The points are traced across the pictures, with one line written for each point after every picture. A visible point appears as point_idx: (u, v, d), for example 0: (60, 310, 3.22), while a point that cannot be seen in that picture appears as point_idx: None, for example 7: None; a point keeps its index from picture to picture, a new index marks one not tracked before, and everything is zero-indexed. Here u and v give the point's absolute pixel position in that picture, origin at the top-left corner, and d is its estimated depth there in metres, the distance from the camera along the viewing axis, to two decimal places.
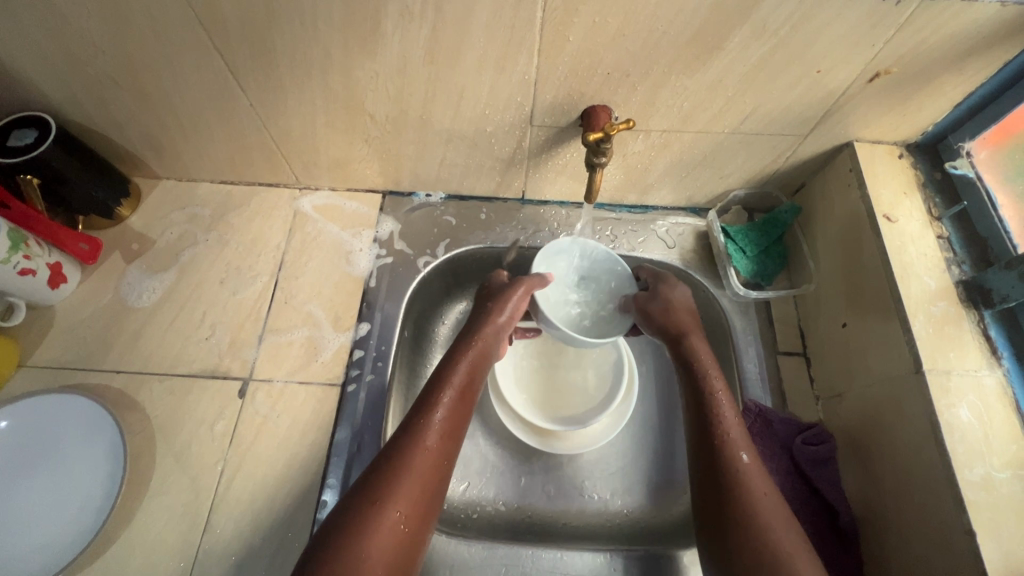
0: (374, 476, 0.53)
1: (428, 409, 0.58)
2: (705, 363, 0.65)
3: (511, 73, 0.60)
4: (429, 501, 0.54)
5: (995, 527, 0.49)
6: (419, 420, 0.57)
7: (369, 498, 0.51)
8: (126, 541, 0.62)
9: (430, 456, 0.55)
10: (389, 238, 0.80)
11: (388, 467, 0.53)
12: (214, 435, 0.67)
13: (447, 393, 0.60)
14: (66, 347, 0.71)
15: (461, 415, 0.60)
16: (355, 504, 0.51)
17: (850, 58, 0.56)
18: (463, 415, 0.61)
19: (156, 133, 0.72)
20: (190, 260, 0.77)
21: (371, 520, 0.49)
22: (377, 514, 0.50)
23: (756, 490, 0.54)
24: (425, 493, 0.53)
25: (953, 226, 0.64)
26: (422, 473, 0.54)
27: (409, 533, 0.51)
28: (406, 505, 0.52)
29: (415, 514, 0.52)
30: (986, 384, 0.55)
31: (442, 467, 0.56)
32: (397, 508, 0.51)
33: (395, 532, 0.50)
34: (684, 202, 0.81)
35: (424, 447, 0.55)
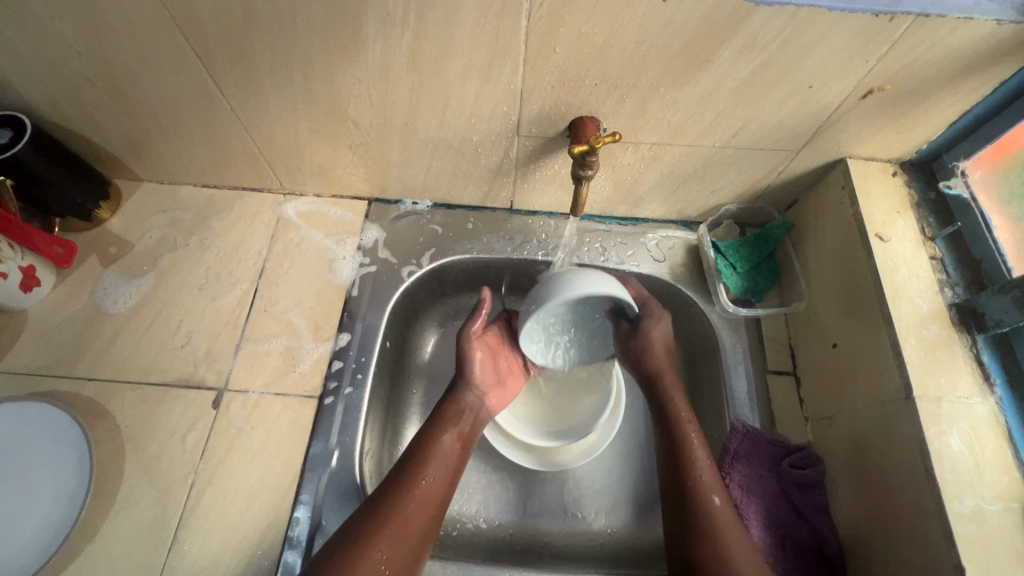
0: (361, 518, 0.53)
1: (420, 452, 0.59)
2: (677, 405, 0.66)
3: (497, 82, 0.58)
4: (418, 543, 0.53)
5: (985, 562, 0.47)
6: (414, 465, 0.58)
7: (355, 538, 0.51)
8: (89, 556, 0.59)
9: (421, 500, 0.55)
10: (373, 246, 0.79)
11: (377, 510, 0.54)
12: (186, 446, 0.65)
13: (442, 439, 0.61)
14: (38, 352, 0.69)
15: (453, 464, 0.61)
16: (342, 543, 0.51)
17: (843, 74, 0.55)
18: (458, 465, 0.61)
19: (136, 135, 0.70)
20: (168, 265, 0.76)
21: (353, 560, 0.50)
22: (359, 554, 0.50)
23: (725, 526, 0.56)
24: (411, 537, 0.53)
25: (947, 247, 0.63)
26: (409, 517, 0.54)
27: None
28: (388, 548, 0.51)
29: (398, 557, 0.52)
30: (978, 411, 0.54)
31: (432, 512, 0.56)
32: (380, 550, 0.51)
33: (374, 572, 0.50)
34: (675, 216, 0.80)
35: (413, 492, 0.56)
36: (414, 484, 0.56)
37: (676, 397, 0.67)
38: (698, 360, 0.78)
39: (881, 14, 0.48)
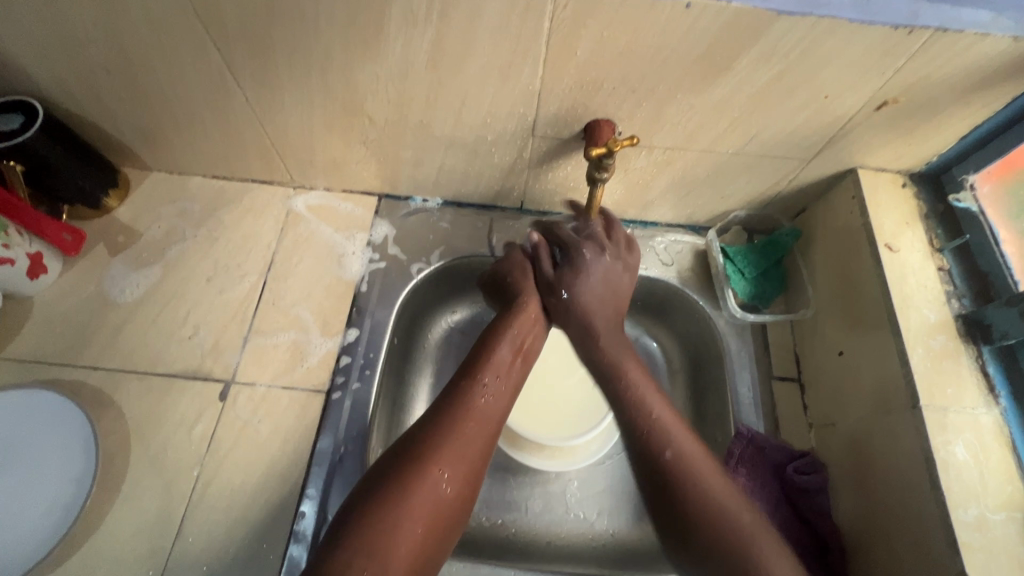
0: (418, 437, 0.53)
1: (473, 374, 0.59)
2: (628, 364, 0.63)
3: (516, 82, 0.58)
4: (478, 463, 0.54)
5: (988, 570, 0.48)
6: (471, 382, 0.58)
7: (412, 456, 0.52)
8: (92, 546, 0.59)
9: (479, 417, 0.56)
10: (383, 242, 0.79)
11: (434, 427, 0.54)
12: (193, 438, 0.65)
13: (499, 358, 0.61)
14: (43, 340, 0.69)
15: (509, 380, 0.61)
16: (399, 461, 0.51)
17: (859, 85, 0.55)
18: (516, 382, 0.62)
19: (148, 124, 0.70)
20: (177, 255, 0.75)
21: (414, 477, 0.50)
22: (420, 472, 0.50)
23: (700, 478, 0.53)
24: (471, 454, 0.54)
25: (954, 259, 0.64)
26: (467, 437, 0.54)
27: (454, 495, 0.51)
28: (450, 467, 0.52)
29: (459, 475, 0.52)
30: (983, 422, 0.54)
31: (487, 431, 0.56)
32: (442, 468, 0.51)
33: (437, 491, 0.50)
34: (684, 220, 0.80)
35: (472, 407, 0.56)
36: (472, 401, 0.57)
37: (597, 313, 0.66)
38: (704, 364, 0.78)
39: (901, 27, 0.49)
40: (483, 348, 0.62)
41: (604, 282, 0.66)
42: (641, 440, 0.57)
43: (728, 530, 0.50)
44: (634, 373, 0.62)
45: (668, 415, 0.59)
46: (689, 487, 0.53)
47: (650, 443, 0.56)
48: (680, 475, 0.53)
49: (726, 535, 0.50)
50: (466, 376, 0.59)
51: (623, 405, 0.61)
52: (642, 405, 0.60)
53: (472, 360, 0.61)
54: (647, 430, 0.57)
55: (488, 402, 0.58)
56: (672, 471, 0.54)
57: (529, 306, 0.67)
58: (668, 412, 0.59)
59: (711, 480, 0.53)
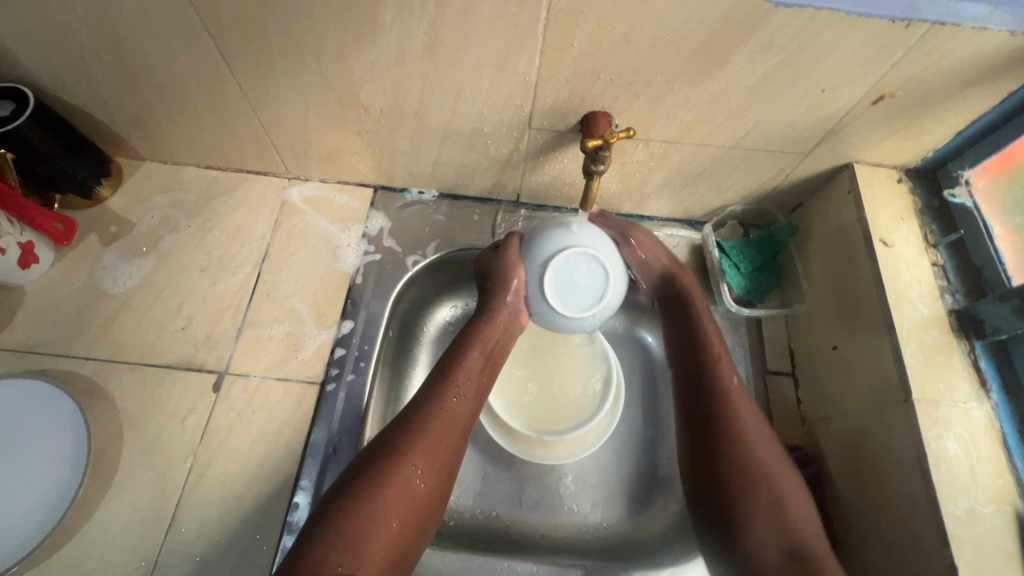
0: (392, 434, 0.56)
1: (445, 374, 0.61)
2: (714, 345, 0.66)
3: (512, 73, 0.58)
4: (449, 459, 0.58)
5: (976, 562, 0.49)
6: (444, 382, 0.61)
7: (386, 453, 0.54)
8: (84, 536, 0.59)
9: (449, 417, 0.59)
10: (378, 234, 0.78)
11: (407, 425, 0.57)
12: (186, 429, 0.65)
13: (470, 359, 0.63)
14: (34, 330, 0.68)
15: (480, 378, 0.63)
16: (374, 459, 0.54)
17: (855, 79, 0.55)
18: (485, 380, 0.64)
19: (141, 112, 0.69)
20: (170, 246, 0.75)
21: (388, 473, 0.53)
22: (393, 470, 0.53)
23: (754, 438, 0.61)
24: (442, 451, 0.57)
25: (949, 254, 0.64)
26: (439, 435, 0.57)
27: (426, 489, 0.55)
28: (422, 465, 0.55)
29: (430, 470, 0.56)
30: (974, 416, 0.55)
31: (458, 429, 0.59)
32: (415, 464, 0.55)
33: (410, 487, 0.54)
34: (680, 215, 0.80)
35: (444, 406, 0.59)
36: (442, 401, 0.59)
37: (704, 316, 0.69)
38: None
39: (898, 20, 0.49)
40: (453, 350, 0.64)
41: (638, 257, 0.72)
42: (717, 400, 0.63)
43: (764, 480, 0.59)
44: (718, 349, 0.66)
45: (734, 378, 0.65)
46: (738, 445, 0.60)
47: (716, 402, 0.63)
48: (731, 430, 0.61)
49: (790, 524, 0.57)
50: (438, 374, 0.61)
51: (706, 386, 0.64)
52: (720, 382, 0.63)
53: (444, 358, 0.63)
54: (717, 390, 0.63)
55: (459, 400, 0.60)
56: (734, 432, 0.61)
57: (500, 311, 0.65)
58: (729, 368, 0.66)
59: (759, 444, 0.60)
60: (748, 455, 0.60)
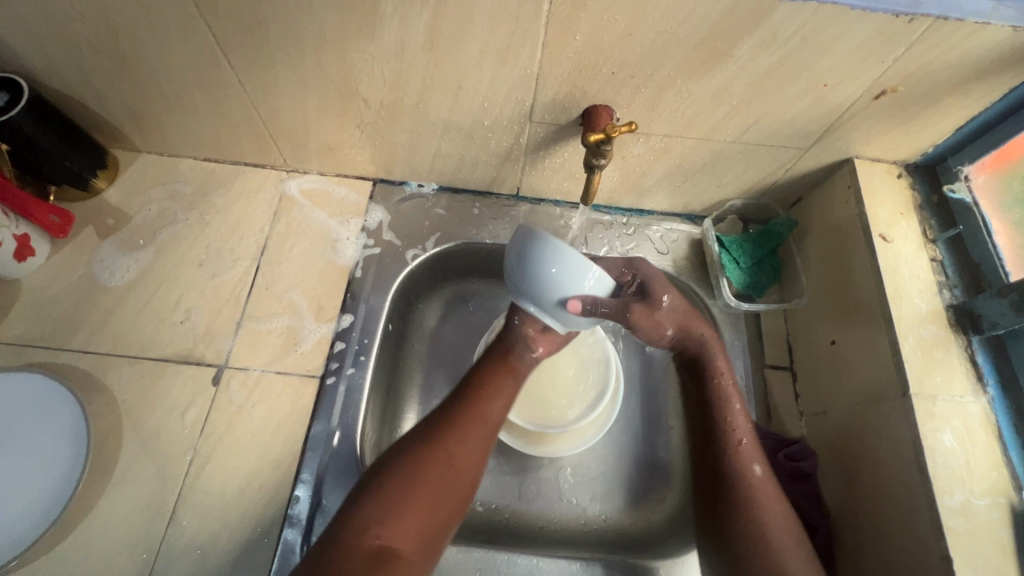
0: (439, 418, 0.58)
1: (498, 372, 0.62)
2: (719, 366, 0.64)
3: (514, 65, 0.58)
4: (487, 447, 0.58)
5: (972, 554, 0.49)
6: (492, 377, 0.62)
7: (430, 436, 0.56)
8: (85, 529, 0.59)
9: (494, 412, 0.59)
10: (378, 228, 0.78)
11: (452, 411, 0.58)
12: (186, 423, 0.65)
13: (523, 361, 0.64)
14: (32, 323, 0.68)
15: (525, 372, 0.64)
16: (419, 439, 0.56)
17: (857, 73, 0.55)
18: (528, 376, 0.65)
19: (137, 103, 0.68)
20: (168, 239, 0.74)
21: (429, 453, 0.54)
22: (434, 451, 0.54)
23: (766, 504, 0.57)
24: (482, 440, 0.57)
25: (947, 249, 0.64)
26: (481, 423, 0.58)
27: (464, 473, 0.55)
28: (462, 452, 0.55)
29: (469, 456, 0.56)
30: (971, 410, 0.55)
31: (496, 420, 0.60)
32: (455, 448, 0.55)
33: (446, 469, 0.54)
34: (680, 209, 0.80)
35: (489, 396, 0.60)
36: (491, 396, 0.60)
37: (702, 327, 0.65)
38: None
39: (901, 15, 0.49)
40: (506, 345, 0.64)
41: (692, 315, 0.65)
42: (727, 462, 0.59)
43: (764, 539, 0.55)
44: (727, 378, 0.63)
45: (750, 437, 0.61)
46: (753, 511, 0.56)
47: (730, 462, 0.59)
48: (751, 497, 0.57)
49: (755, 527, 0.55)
50: (490, 365, 0.62)
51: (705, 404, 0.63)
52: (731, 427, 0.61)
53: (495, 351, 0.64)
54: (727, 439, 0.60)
55: (503, 392, 0.61)
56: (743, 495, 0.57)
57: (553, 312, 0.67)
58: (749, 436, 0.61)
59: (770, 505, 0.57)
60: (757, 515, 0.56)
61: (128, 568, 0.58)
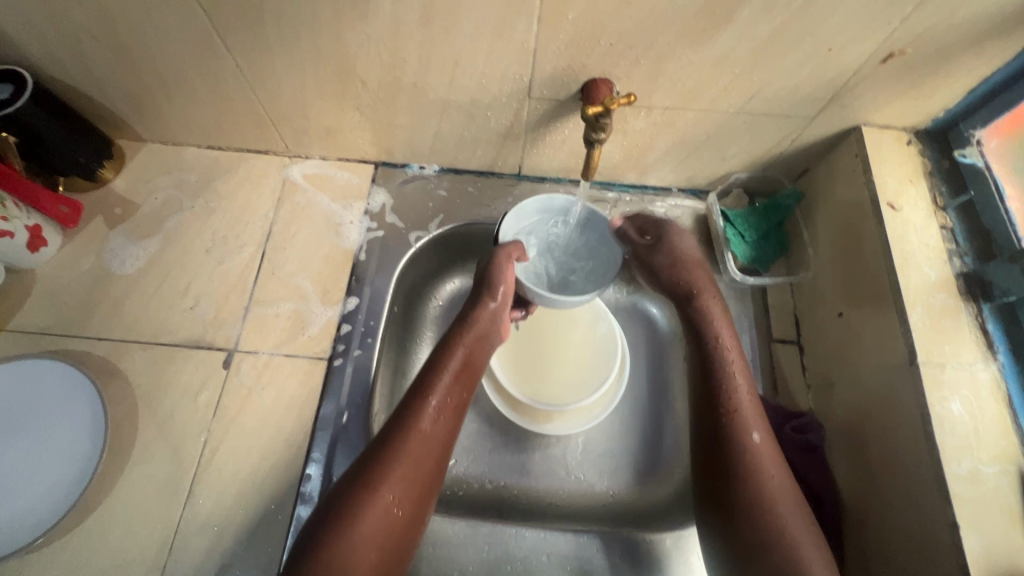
0: (369, 457, 0.52)
1: (421, 393, 0.57)
2: (715, 317, 0.66)
3: (510, 40, 0.57)
4: (428, 483, 0.53)
5: (979, 521, 0.49)
6: (418, 399, 0.56)
7: (362, 480, 0.50)
8: (107, 509, 0.61)
9: (428, 438, 0.54)
10: (381, 211, 0.78)
11: (384, 446, 0.53)
12: (198, 405, 0.66)
13: (444, 377, 0.58)
14: (47, 312, 0.70)
15: (459, 394, 0.59)
16: (351, 484, 0.50)
17: (864, 36, 0.54)
18: (462, 397, 0.60)
19: (139, 92, 0.69)
20: (175, 227, 0.75)
21: (364, 501, 0.49)
22: (368, 499, 0.49)
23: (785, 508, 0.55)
24: (422, 473, 0.53)
25: (958, 216, 0.63)
26: (416, 457, 0.53)
27: (403, 516, 0.51)
28: (399, 487, 0.51)
29: (407, 495, 0.51)
30: (980, 377, 0.55)
31: (435, 453, 0.54)
32: (390, 491, 0.50)
33: (387, 517, 0.49)
34: (684, 184, 0.79)
35: (420, 428, 0.54)
36: (419, 423, 0.55)
37: (698, 276, 0.69)
38: None
39: None
40: (433, 364, 0.60)
41: (701, 269, 0.69)
42: (733, 458, 0.58)
43: (772, 527, 0.54)
44: (724, 338, 0.65)
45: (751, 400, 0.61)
46: (751, 479, 0.56)
47: (733, 442, 0.58)
48: (749, 466, 0.57)
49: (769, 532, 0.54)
50: (415, 393, 0.57)
51: (711, 387, 0.62)
52: (728, 397, 0.61)
53: (423, 373, 0.59)
54: (728, 417, 0.60)
55: (436, 421, 0.56)
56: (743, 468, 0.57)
57: (479, 319, 0.63)
58: (749, 401, 0.61)
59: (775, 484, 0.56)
60: (773, 520, 0.54)
61: (148, 546, 0.60)
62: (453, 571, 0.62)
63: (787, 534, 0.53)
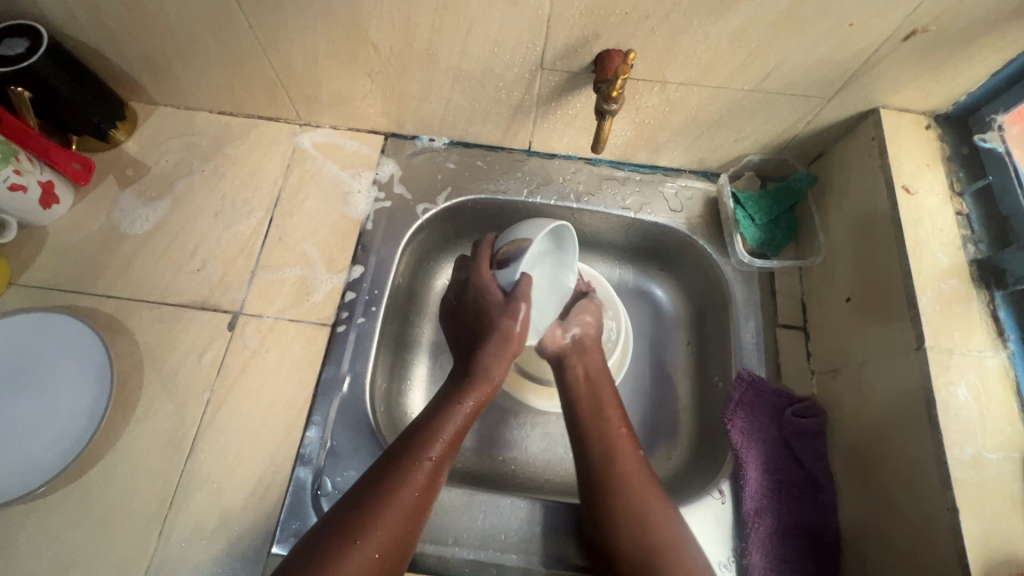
0: (356, 512, 0.51)
1: (419, 451, 0.56)
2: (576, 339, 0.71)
3: (524, 7, 0.56)
4: (409, 539, 0.53)
5: (980, 507, 0.48)
6: (413, 457, 0.55)
7: (346, 537, 0.50)
8: (111, 461, 0.62)
9: (418, 497, 0.54)
10: (389, 181, 0.78)
11: (370, 503, 0.52)
12: (203, 365, 0.67)
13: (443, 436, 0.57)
14: (58, 268, 0.70)
15: (455, 451, 0.58)
16: (333, 540, 0.50)
17: (886, 12, 0.53)
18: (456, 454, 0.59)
19: (153, 53, 0.69)
20: (185, 189, 0.76)
21: (346, 560, 0.49)
22: (349, 559, 0.49)
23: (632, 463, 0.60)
24: (404, 536, 0.52)
25: (974, 202, 0.61)
26: (403, 516, 0.52)
27: (382, 573, 0.50)
28: (382, 546, 0.50)
29: (389, 555, 0.51)
30: (988, 364, 0.54)
31: (422, 509, 0.54)
32: (373, 550, 0.50)
33: (368, 573, 0.49)
34: (695, 165, 0.78)
35: (412, 487, 0.54)
36: (411, 481, 0.54)
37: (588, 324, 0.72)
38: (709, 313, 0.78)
39: None
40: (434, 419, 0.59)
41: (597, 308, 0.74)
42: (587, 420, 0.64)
43: (625, 483, 0.58)
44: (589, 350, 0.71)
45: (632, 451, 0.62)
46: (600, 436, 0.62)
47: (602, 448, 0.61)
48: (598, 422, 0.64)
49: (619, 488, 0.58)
50: (412, 452, 0.56)
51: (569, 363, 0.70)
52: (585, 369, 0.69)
53: (419, 431, 0.58)
54: (591, 404, 0.65)
55: (429, 481, 0.55)
56: (598, 452, 0.61)
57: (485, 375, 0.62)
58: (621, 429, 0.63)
59: (628, 463, 0.60)
60: (622, 474, 0.59)
61: (149, 499, 0.61)
62: (448, 536, 0.62)
63: (635, 490, 0.58)
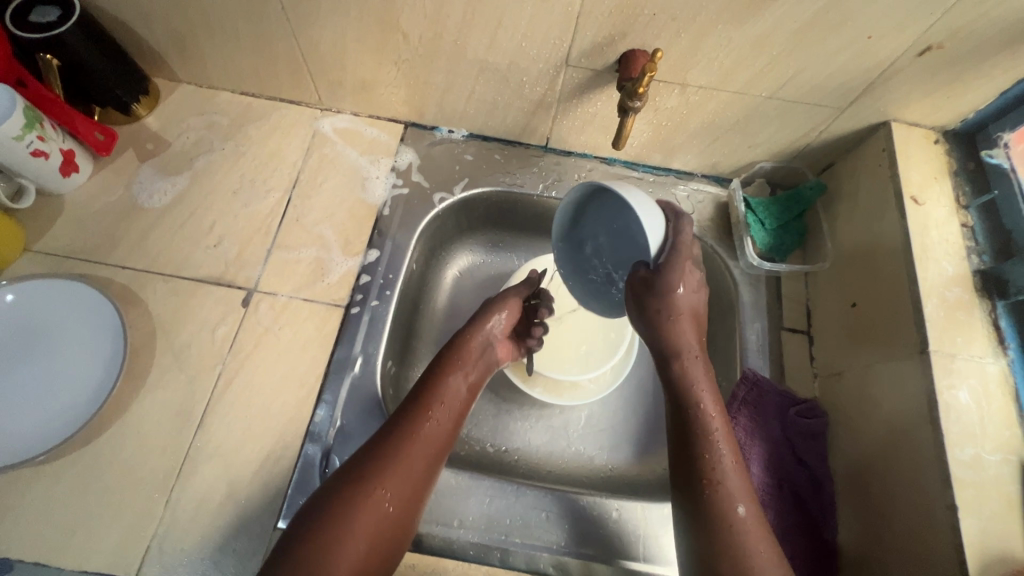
0: (363, 458, 0.53)
1: (420, 404, 0.58)
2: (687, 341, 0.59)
3: (555, 4, 0.58)
4: (420, 487, 0.54)
5: (978, 505, 0.50)
6: (417, 411, 0.57)
7: (355, 478, 0.51)
8: (119, 430, 0.62)
9: (423, 445, 0.55)
10: (407, 169, 0.79)
11: (379, 450, 0.54)
12: (215, 339, 0.67)
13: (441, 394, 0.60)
14: (74, 237, 0.71)
15: (456, 408, 0.60)
16: (341, 483, 0.51)
17: (903, 28, 0.55)
18: (458, 411, 0.61)
19: (182, 30, 0.70)
20: (204, 166, 0.77)
21: (356, 502, 0.49)
22: (359, 500, 0.50)
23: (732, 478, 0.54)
24: (415, 485, 0.53)
25: (979, 216, 0.63)
26: (410, 462, 0.54)
27: (395, 516, 0.51)
28: (393, 488, 0.52)
29: (400, 500, 0.52)
30: (989, 370, 0.55)
31: (430, 459, 0.55)
32: (382, 492, 0.51)
33: (379, 515, 0.50)
34: (708, 169, 0.80)
35: (417, 434, 0.55)
36: (417, 430, 0.56)
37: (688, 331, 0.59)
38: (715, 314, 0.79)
39: None
40: (432, 376, 0.61)
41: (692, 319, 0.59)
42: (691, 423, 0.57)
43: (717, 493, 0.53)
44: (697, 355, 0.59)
45: (735, 470, 0.54)
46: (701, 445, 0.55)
47: (704, 460, 0.54)
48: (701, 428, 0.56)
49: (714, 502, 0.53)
50: (413, 404, 0.58)
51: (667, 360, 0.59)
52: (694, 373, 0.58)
53: (419, 388, 0.60)
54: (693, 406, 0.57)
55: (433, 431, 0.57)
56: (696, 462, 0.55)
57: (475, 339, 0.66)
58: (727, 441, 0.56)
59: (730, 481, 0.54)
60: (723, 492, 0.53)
61: (156, 469, 0.61)
62: (453, 519, 0.63)
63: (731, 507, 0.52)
